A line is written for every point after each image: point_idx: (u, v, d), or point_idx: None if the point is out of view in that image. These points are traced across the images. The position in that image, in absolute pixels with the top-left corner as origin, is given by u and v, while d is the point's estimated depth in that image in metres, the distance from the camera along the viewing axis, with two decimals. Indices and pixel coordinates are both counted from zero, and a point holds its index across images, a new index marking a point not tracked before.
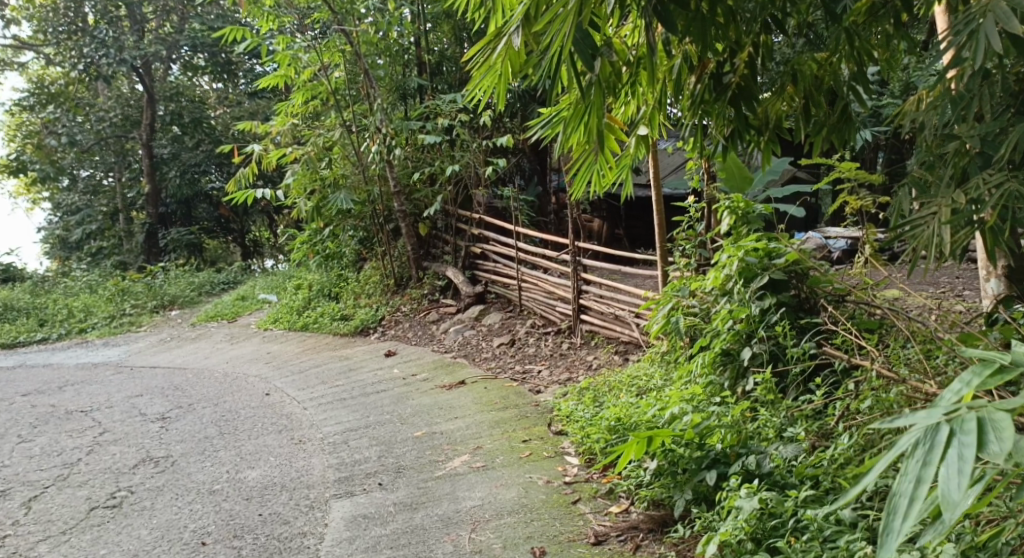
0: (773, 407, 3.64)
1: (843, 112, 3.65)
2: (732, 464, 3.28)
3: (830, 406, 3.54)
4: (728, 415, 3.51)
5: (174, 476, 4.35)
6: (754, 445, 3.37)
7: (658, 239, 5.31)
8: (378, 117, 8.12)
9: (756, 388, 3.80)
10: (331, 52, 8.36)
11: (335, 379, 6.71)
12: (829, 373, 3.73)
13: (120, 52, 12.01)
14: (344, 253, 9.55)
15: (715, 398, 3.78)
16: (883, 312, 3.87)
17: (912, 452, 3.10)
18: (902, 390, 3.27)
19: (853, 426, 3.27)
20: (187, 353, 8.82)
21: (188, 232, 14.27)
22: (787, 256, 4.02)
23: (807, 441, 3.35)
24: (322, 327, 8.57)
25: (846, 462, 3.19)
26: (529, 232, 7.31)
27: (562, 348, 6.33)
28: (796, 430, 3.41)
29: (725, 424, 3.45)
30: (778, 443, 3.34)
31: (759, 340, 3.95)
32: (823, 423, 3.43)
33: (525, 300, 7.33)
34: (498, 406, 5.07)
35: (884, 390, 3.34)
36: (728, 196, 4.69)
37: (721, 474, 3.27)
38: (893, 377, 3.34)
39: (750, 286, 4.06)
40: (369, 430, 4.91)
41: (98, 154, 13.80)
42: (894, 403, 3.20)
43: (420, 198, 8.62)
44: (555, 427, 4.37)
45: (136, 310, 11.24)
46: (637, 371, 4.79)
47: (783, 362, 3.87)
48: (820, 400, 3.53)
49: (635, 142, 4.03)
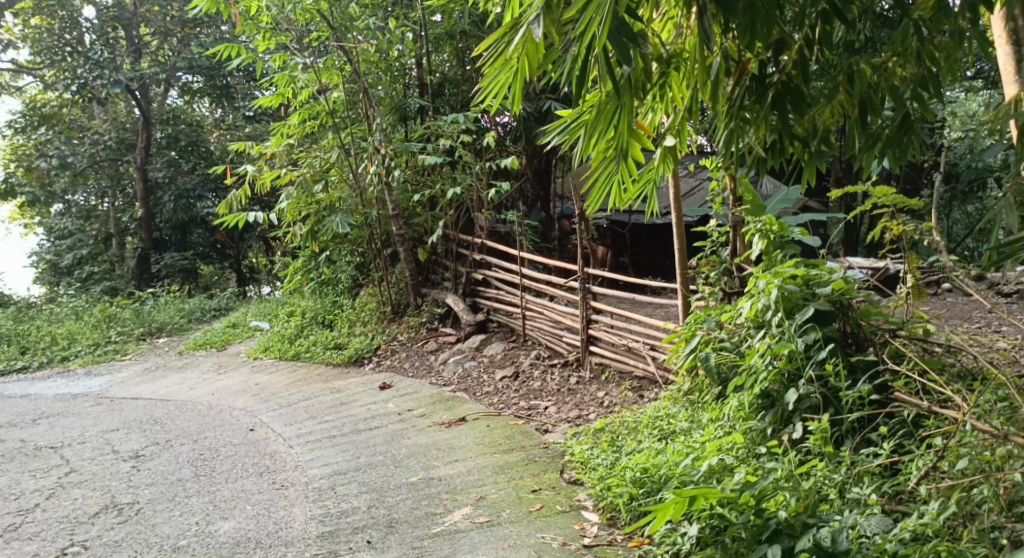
0: (830, 462, 3.16)
1: (904, 120, 3.14)
2: (798, 537, 2.78)
3: (902, 464, 3.10)
4: (784, 473, 3.04)
5: (137, 528, 3.85)
6: (822, 513, 2.89)
7: (679, 264, 4.85)
8: (377, 137, 7.68)
9: (808, 438, 3.31)
10: (330, 72, 8.02)
11: (325, 414, 6.21)
12: (892, 420, 3.28)
13: (115, 72, 11.59)
14: (339, 279, 9.10)
15: (763, 449, 3.32)
16: (945, 349, 3.55)
17: (1016, 526, 2.69)
18: (1008, 448, 2.85)
19: (939, 490, 2.89)
20: (171, 384, 8.32)
21: (182, 258, 13.81)
22: (833, 284, 3.58)
23: (880, 504, 2.94)
24: (314, 357, 8.06)
25: (932, 534, 2.76)
26: (533, 257, 6.82)
27: (569, 382, 5.83)
28: (863, 490, 2.98)
29: (784, 486, 2.97)
30: (849, 512, 2.88)
31: (806, 382, 3.46)
32: (898, 485, 3.00)
33: (529, 330, 6.83)
34: (503, 447, 4.57)
35: (979, 448, 2.93)
36: (758, 217, 4.27)
37: (785, 549, 2.77)
38: (992, 433, 2.93)
39: (793, 319, 3.59)
40: (360, 474, 4.41)
41: (93, 179, 13.38)
42: (992, 463, 2.87)
43: (420, 223, 8.14)
44: (568, 474, 3.88)
45: (122, 337, 10.75)
46: (657, 411, 4.30)
47: (835, 408, 3.39)
48: (889, 456, 3.10)
49: (662, 152, 3.60)
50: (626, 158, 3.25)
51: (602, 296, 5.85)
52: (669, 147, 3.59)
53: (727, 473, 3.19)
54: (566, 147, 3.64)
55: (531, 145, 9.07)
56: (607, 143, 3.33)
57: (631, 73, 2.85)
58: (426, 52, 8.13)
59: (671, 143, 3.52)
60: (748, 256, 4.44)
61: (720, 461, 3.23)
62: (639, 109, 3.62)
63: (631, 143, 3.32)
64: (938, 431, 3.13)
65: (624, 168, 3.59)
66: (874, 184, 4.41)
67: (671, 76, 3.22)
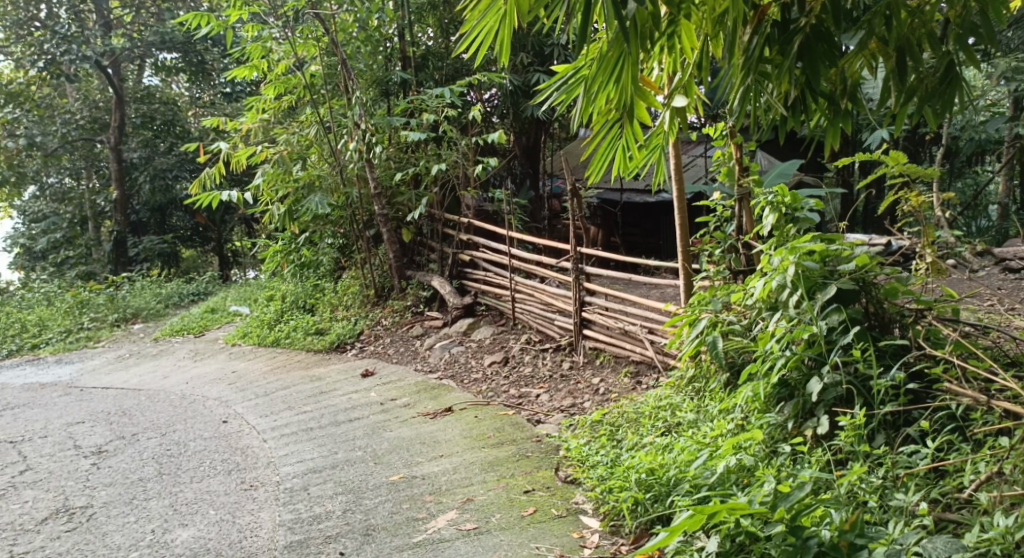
0: (864, 464, 2.82)
1: (947, 69, 2.80)
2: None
3: (953, 465, 2.76)
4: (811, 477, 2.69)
5: (85, 538, 3.49)
6: (869, 529, 2.55)
7: (680, 242, 4.48)
8: (356, 111, 7.27)
9: (837, 435, 2.95)
10: (306, 43, 7.60)
11: (302, 405, 5.83)
12: (935, 414, 2.92)
13: (83, 48, 11.10)
14: (320, 262, 8.71)
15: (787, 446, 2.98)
16: (977, 331, 3.21)
17: None
18: None
19: (1003, 501, 2.54)
20: (144, 372, 7.92)
21: (161, 241, 13.31)
22: (855, 261, 3.22)
23: (930, 515, 2.60)
24: (294, 343, 7.65)
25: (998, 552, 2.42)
26: (522, 236, 6.44)
27: (562, 368, 5.47)
28: (910, 498, 2.64)
29: (814, 494, 2.62)
30: (895, 523, 2.55)
31: (831, 370, 3.10)
32: (952, 491, 2.66)
33: (518, 313, 6.46)
34: (491, 441, 4.21)
35: None
36: (768, 188, 3.91)
37: None
38: None
39: (814, 300, 3.24)
40: (336, 472, 4.04)
41: (66, 159, 12.89)
42: None
43: (403, 202, 7.71)
44: (564, 472, 3.53)
45: (95, 323, 10.33)
46: (660, 400, 3.95)
47: (864, 400, 3.04)
48: (936, 455, 2.75)
49: (669, 114, 3.24)
50: (630, 117, 2.90)
51: (596, 276, 5.48)
52: (677, 108, 3.24)
53: (746, 481, 2.85)
54: (562, 108, 3.29)
55: (517, 122, 8.66)
56: (609, 101, 2.97)
57: (638, 14, 2.50)
58: (408, 22, 7.65)
59: (680, 104, 3.17)
60: (757, 231, 4.07)
61: (737, 461, 2.89)
62: (643, 66, 3.27)
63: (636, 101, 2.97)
64: (992, 427, 2.78)
65: (628, 131, 3.24)
66: (884, 150, 4.05)
67: (680, 24, 2.88)
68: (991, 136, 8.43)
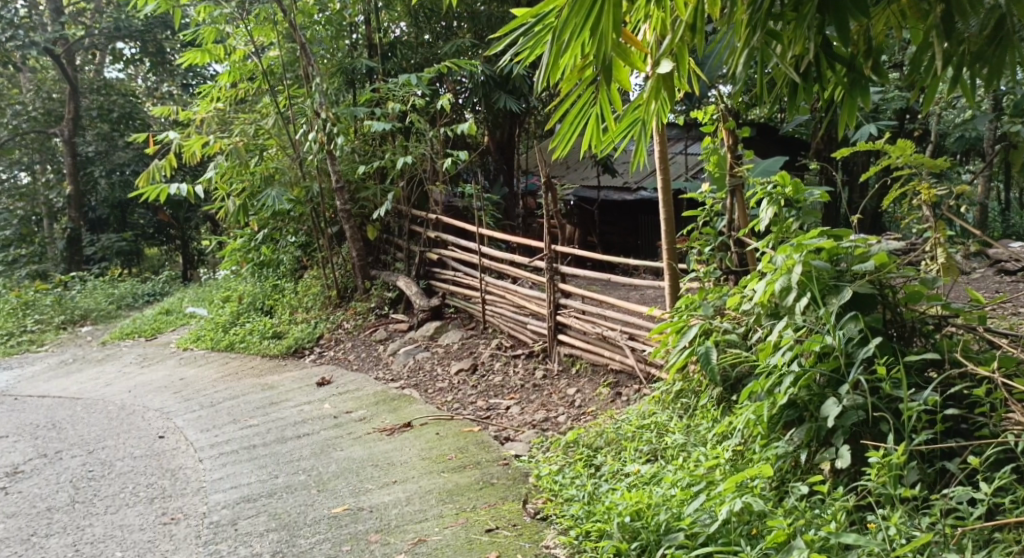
0: (901, 513, 2.37)
1: (997, 27, 2.32)
2: None
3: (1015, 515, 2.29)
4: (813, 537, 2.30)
5: None
6: None
7: (665, 238, 3.97)
8: (316, 99, 6.62)
9: (867, 475, 2.49)
10: (264, 26, 7.04)
11: (250, 416, 5.29)
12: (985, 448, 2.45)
13: (31, 34, 10.45)
14: (280, 260, 8.10)
15: (801, 484, 2.55)
16: (1014, 345, 2.73)
17: None
18: None
19: None
20: (86, 379, 7.31)
21: (120, 239, 12.56)
22: (874, 261, 2.75)
23: None
24: (249, 348, 7.08)
25: None
26: (493, 232, 5.91)
27: (534, 377, 4.96)
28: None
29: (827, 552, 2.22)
30: None
31: (850, 392, 2.63)
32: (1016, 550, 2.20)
33: (488, 316, 5.94)
34: (453, 465, 3.69)
35: None
36: (768, 178, 3.41)
37: None
38: None
39: (827, 307, 2.76)
40: (272, 503, 3.57)
41: (18, 151, 12.20)
42: None
43: (367, 197, 7.14)
44: (533, 506, 3.05)
45: (40, 326, 9.69)
46: (645, 419, 3.46)
47: (892, 428, 2.57)
48: (995, 504, 2.29)
49: (652, 82, 2.70)
50: (607, 74, 2.44)
51: (572, 276, 4.97)
52: (665, 77, 2.72)
53: (755, 534, 2.42)
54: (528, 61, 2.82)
55: (490, 114, 8.10)
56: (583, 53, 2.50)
57: None
58: (374, 7, 6.97)
59: (668, 70, 2.66)
60: (753, 226, 3.57)
61: (741, 503, 2.45)
62: (628, 22, 2.79)
63: (614, 58, 2.50)
64: None
65: (603, 97, 2.74)
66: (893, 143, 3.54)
67: None
68: (986, 132, 8.00)
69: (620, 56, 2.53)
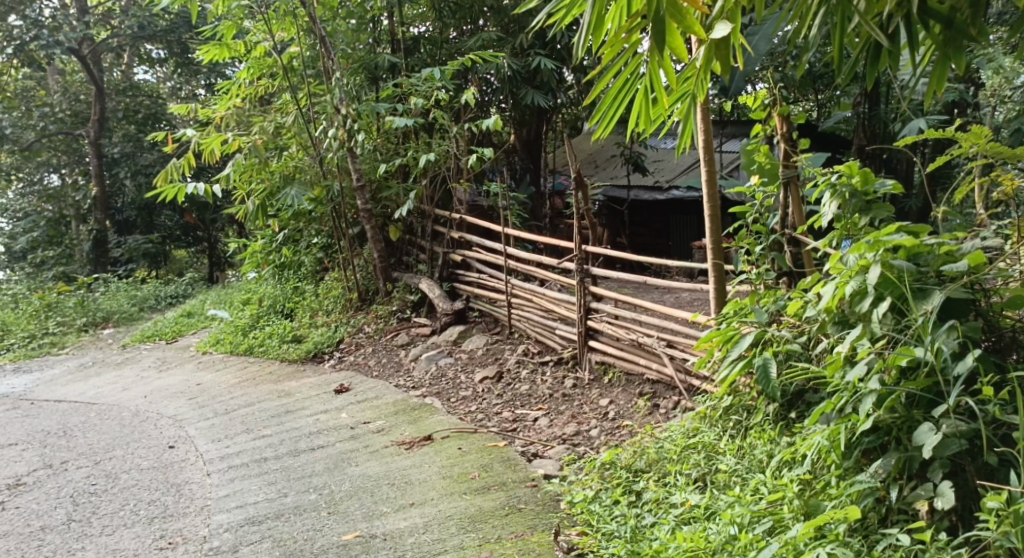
0: None
1: None
2: None
3: None
4: None
5: None
6: None
7: (711, 235, 3.59)
8: (335, 94, 6.29)
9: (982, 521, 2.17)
10: (283, 20, 6.69)
11: (264, 426, 4.98)
12: None
13: (55, 33, 10.17)
14: (302, 262, 7.79)
15: (897, 531, 2.24)
16: None
17: None
18: None
19: None
20: (104, 384, 7.05)
21: (147, 241, 12.31)
22: (969, 260, 2.40)
23: None
24: (268, 352, 6.78)
25: None
26: (519, 231, 5.55)
27: (563, 386, 4.59)
28: None
29: None
30: None
31: (952, 418, 2.30)
32: None
33: (515, 320, 5.59)
34: (476, 485, 3.35)
35: None
36: (832, 167, 3.03)
37: None
38: None
39: (914, 311, 2.42)
40: (278, 526, 3.27)
41: (45, 153, 11.81)
42: None
43: (389, 196, 6.82)
44: (566, 541, 2.73)
45: (61, 329, 9.49)
46: (690, 437, 3.10)
47: (1008, 464, 2.25)
48: None
49: (706, 47, 2.40)
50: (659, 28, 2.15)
51: (604, 278, 4.60)
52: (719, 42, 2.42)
53: None
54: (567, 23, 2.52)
55: (517, 111, 7.74)
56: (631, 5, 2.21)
57: None
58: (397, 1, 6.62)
59: (723, 34, 2.36)
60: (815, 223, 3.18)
61: None
62: None
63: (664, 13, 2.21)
64: None
65: (651, 62, 2.44)
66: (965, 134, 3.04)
67: None
68: None
69: (670, 12, 2.24)
